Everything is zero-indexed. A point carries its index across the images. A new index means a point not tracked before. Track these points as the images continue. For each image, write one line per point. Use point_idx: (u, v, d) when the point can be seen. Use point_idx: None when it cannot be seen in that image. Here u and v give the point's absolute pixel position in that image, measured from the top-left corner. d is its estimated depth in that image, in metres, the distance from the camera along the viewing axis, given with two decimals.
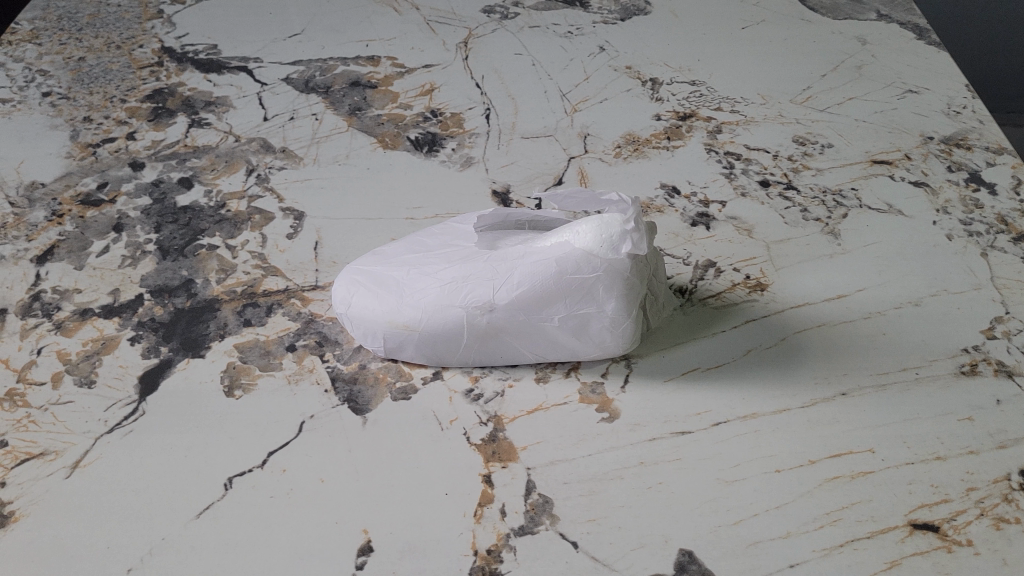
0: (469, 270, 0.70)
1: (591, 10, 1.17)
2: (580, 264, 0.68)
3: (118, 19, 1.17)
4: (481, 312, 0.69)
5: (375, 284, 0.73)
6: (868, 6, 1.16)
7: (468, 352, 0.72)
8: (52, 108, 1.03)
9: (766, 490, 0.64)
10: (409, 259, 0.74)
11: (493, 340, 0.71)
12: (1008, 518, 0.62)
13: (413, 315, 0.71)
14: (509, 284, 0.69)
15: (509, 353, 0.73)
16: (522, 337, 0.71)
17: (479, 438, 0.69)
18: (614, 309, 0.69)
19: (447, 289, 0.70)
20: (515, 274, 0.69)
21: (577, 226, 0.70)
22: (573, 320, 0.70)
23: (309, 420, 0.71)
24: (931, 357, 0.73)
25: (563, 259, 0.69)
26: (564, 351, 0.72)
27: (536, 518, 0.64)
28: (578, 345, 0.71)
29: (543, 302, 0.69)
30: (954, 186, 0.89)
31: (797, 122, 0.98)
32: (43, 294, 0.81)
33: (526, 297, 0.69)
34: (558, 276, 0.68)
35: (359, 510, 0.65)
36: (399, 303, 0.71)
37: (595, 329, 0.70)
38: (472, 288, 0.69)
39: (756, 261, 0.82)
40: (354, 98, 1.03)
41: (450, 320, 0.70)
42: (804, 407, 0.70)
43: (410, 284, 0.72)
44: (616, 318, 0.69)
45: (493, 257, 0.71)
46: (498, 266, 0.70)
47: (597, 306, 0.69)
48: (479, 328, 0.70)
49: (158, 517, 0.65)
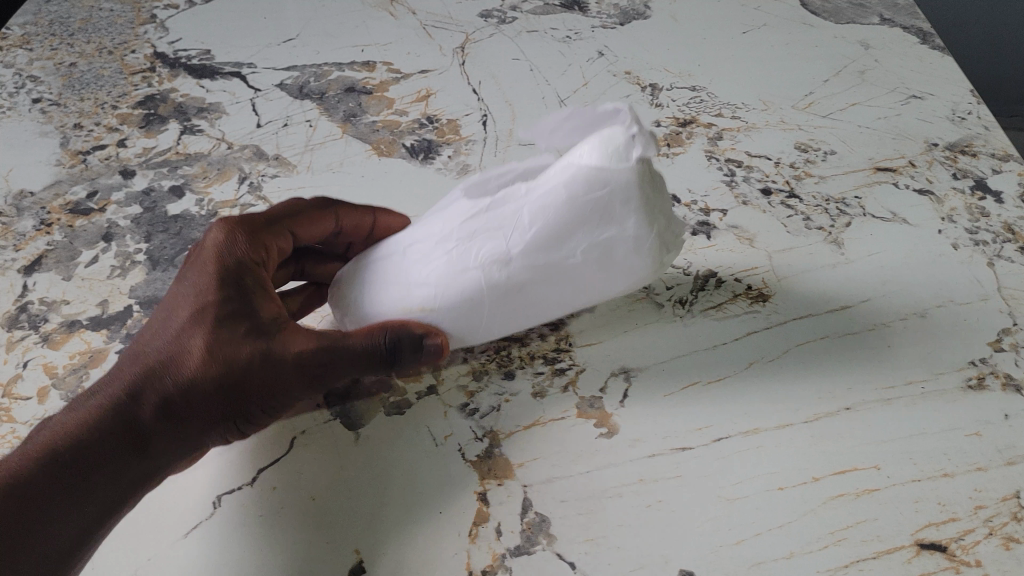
0: (475, 230, 0.65)
1: (589, 14, 1.15)
2: (582, 181, 0.60)
3: (110, 24, 1.15)
4: (498, 270, 0.64)
5: (378, 275, 0.70)
6: (871, 9, 1.13)
7: (494, 318, 0.67)
8: (41, 115, 1.01)
9: (768, 508, 0.63)
10: (408, 239, 0.70)
11: (517, 296, 0.65)
12: (1018, 538, 0.61)
13: (426, 292, 0.66)
14: (517, 229, 0.63)
15: (542, 304, 0.67)
16: (548, 284, 0.65)
17: (475, 455, 0.68)
18: (635, 226, 0.61)
19: (456, 257, 0.65)
20: (522, 219, 0.63)
21: (573, 148, 0.62)
22: (596, 249, 0.62)
23: (301, 436, 0.69)
24: (937, 371, 0.71)
25: (567, 180, 0.61)
26: (595, 286, 0.66)
27: (533, 537, 0.62)
28: (607, 276, 0.65)
29: (560, 242, 0.62)
30: (959, 194, 0.87)
31: (799, 128, 0.96)
32: (30, 306, 0.80)
33: (540, 238, 0.63)
34: (566, 205, 0.61)
35: (351, 529, 0.63)
36: (406, 285, 0.67)
37: (623, 253, 0.62)
38: (481, 248, 0.64)
39: (757, 271, 0.81)
40: (349, 104, 1.02)
41: (465, 286, 0.65)
42: (807, 422, 0.68)
43: (414, 266, 0.68)
44: (640, 237, 0.61)
45: (496, 208, 0.65)
46: (503, 219, 0.64)
47: (618, 227, 0.61)
48: (499, 287, 0.65)
49: (144, 535, 0.64)
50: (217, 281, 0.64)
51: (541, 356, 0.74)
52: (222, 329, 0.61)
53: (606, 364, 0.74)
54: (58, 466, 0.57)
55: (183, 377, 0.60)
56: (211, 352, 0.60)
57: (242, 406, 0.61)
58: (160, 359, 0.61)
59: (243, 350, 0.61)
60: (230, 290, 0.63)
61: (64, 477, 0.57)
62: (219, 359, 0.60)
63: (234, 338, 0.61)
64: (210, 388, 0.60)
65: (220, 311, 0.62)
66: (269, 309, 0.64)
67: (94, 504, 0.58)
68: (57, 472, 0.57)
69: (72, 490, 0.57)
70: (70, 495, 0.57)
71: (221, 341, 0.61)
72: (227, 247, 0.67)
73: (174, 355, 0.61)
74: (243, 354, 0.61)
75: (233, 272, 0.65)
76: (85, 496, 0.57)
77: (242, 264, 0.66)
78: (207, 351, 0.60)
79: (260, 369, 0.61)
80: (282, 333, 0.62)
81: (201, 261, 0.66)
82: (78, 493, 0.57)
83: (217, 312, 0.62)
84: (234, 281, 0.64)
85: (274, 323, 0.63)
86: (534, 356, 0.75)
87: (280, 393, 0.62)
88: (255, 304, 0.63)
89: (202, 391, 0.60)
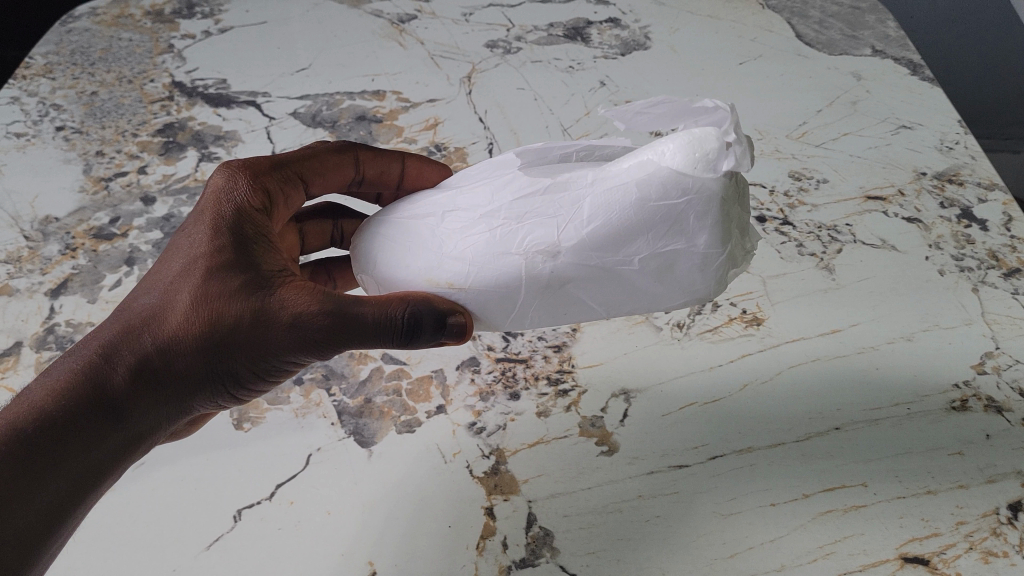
0: (528, 209, 0.62)
1: (591, 45, 1.19)
2: (668, 187, 0.59)
3: (129, 54, 1.19)
4: (543, 259, 0.61)
5: (411, 239, 0.66)
6: (863, 41, 1.18)
7: (528, 312, 0.64)
8: (65, 143, 1.06)
9: (761, 523, 0.66)
10: (450, 204, 0.66)
11: (556, 292, 0.62)
12: (996, 552, 0.64)
13: (459, 269, 0.62)
14: (576, 220, 0.60)
15: (575, 306, 0.64)
16: (593, 286, 0.62)
17: (482, 471, 0.71)
18: (706, 244, 0.60)
19: (500, 236, 0.62)
20: (584, 208, 0.60)
21: (659, 143, 0.60)
22: (658, 260, 0.61)
23: (317, 453, 0.73)
24: (922, 393, 0.75)
25: (647, 181, 0.59)
26: (642, 298, 0.63)
27: (537, 550, 0.66)
28: (660, 290, 0.62)
29: (622, 241, 0.60)
30: (946, 222, 0.91)
31: (793, 157, 1.00)
32: (57, 327, 0.84)
33: (599, 234, 0.60)
34: (639, 205, 0.59)
35: (364, 542, 0.67)
36: (438, 258, 0.64)
37: (683, 270, 0.61)
38: (531, 230, 0.61)
39: (752, 295, 0.84)
40: (360, 132, 1.06)
41: (503, 271, 0.61)
42: (798, 441, 0.72)
43: (450, 237, 0.64)
44: (709, 255, 0.60)
45: (554, 189, 0.62)
46: (562, 201, 0.61)
47: (687, 240, 0.60)
48: (540, 278, 0.61)
49: (168, 547, 0.67)
50: (210, 232, 0.62)
51: (545, 377, 0.78)
52: (210, 282, 0.60)
53: (606, 385, 0.77)
54: (32, 437, 0.56)
55: (172, 333, 0.60)
56: (197, 310, 0.60)
57: (231, 362, 0.61)
58: (145, 316, 0.60)
59: (230, 306, 0.59)
60: (223, 241, 0.62)
61: (44, 438, 0.56)
62: (207, 317, 0.59)
63: (221, 293, 0.60)
64: (196, 347, 0.60)
65: (211, 263, 0.61)
66: (269, 263, 0.62)
67: (67, 474, 0.57)
68: (29, 442, 0.56)
69: (43, 461, 0.56)
70: (44, 464, 0.56)
71: (210, 298, 0.60)
72: (226, 198, 0.65)
73: (158, 312, 0.60)
74: (231, 311, 0.59)
75: (229, 223, 0.63)
76: (63, 462, 0.57)
77: (239, 213, 0.64)
78: (193, 307, 0.60)
79: (249, 326, 0.60)
80: (280, 289, 0.61)
81: (199, 212, 0.65)
82: (49, 463, 0.56)
83: (211, 265, 0.60)
84: (233, 232, 0.62)
85: (273, 276, 0.61)
86: (538, 377, 0.78)
87: (274, 351, 0.61)
88: (252, 256, 0.62)
89: (192, 349, 0.60)
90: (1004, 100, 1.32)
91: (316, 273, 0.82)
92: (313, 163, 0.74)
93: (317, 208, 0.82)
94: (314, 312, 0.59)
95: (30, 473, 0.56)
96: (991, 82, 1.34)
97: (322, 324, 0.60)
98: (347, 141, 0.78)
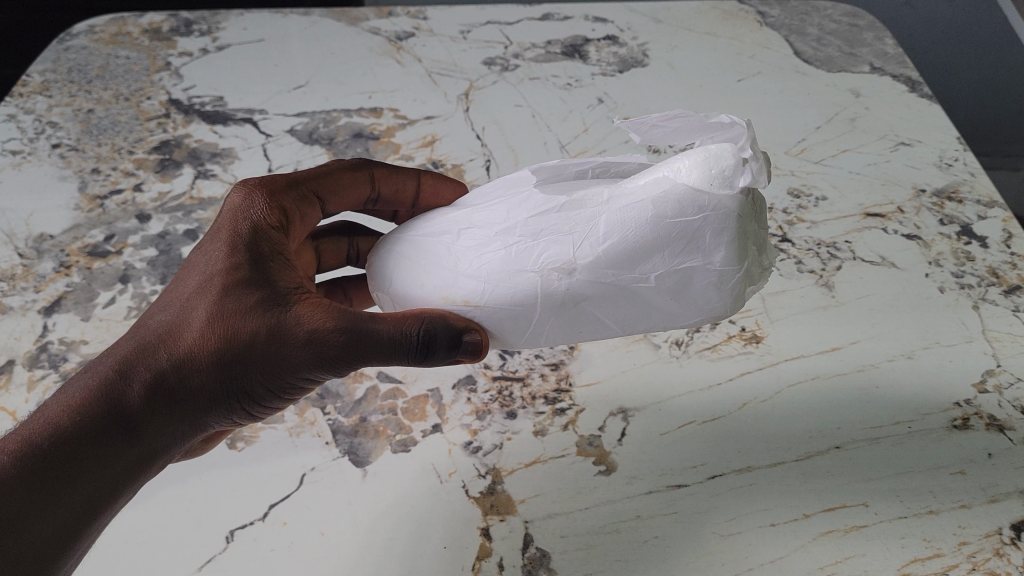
0: (544, 228, 0.61)
1: (590, 62, 1.19)
2: (684, 205, 0.58)
3: (126, 71, 1.19)
4: (559, 277, 0.60)
5: (426, 257, 0.66)
6: (861, 58, 1.18)
7: (542, 330, 0.63)
8: (61, 160, 1.05)
9: (760, 544, 0.65)
10: (465, 222, 0.66)
11: (571, 309, 0.62)
12: (999, 573, 0.63)
13: (474, 286, 0.62)
14: (591, 238, 0.60)
15: (590, 324, 0.63)
16: (609, 303, 0.61)
17: (477, 491, 0.70)
18: (722, 262, 0.59)
19: (516, 253, 0.61)
20: (600, 226, 0.60)
21: (674, 160, 0.60)
22: (673, 277, 0.60)
23: (311, 472, 0.72)
24: (924, 411, 0.74)
25: (663, 199, 0.58)
26: (658, 315, 0.63)
27: (534, 571, 0.65)
28: (676, 307, 0.62)
29: (639, 259, 0.59)
30: (946, 239, 0.90)
31: (792, 173, 0.99)
32: (50, 345, 0.83)
33: (614, 252, 0.59)
34: (654, 221, 0.58)
35: (358, 563, 0.66)
36: (453, 276, 0.63)
37: (698, 288, 0.60)
38: (547, 248, 0.60)
39: (751, 312, 0.84)
40: (357, 149, 1.06)
41: (518, 288, 0.61)
42: (797, 460, 0.71)
43: (465, 254, 0.63)
44: (724, 273, 0.59)
45: (570, 207, 0.62)
46: (577, 218, 0.61)
47: (703, 258, 0.59)
48: (556, 296, 0.61)
49: (160, 568, 0.66)
50: (227, 249, 0.62)
51: (542, 396, 0.77)
52: (226, 298, 0.59)
53: (604, 403, 0.76)
54: (45, 454, 0.55)
55: (187, 351, 0.59)
56: (212, 326, 0.59)
57: (246, 378, 0.60)
58: (160, 333, 0.59)
59: (247, 324, 0.59)
60: (240, 258, 0.61)
61: (56, 455, 0.56)
62: (222, 334, 0.59)
63: (237, 310, 0.59)
64: (211, 364, 0.59)
65: (227, 280, 0.60)
66: (286, 280, 0.62)
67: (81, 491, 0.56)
68: (42, 460, 0.55)
69: (54, 478, 0.55)
70: (56, 482, 0.55)
71: (226, 315, 0.59)
72: (242, 215, 0.64)
73: (174, 329, 0.59)
74: (246, 327, 0.59)
75: (245, 239, 0.62)
76: (75, 479, 0.56)
77: (255, 230, 0.63)
78: (209, 325, 0.59)
79: (264, 343, 0.59)
80: (295, 305, 0.60)
81: (216, 230, 0.64)
82: (59, 480, 0.55)
83: (228, 282, 0.60)
84: (249, 248, 0.62)
85: (289, 293, 0.61)
86: (535, 396, 0.77)
87: (289, 369, 0.60)
88: (268, 272, 0.61)
89: (206, 366, 0.59)
90: (1003, 117, 1.32)
91: (331, 292, 0.82)
92: (328, 181, 0.73)
93: (331, 227, 0.81)
94: (329, 329, 0.59)
95: (44, 491, 0.55)
96: (990, 102, 1.34)
97: (337, 341, 0.59)
98: (362, 158, 0.77)
